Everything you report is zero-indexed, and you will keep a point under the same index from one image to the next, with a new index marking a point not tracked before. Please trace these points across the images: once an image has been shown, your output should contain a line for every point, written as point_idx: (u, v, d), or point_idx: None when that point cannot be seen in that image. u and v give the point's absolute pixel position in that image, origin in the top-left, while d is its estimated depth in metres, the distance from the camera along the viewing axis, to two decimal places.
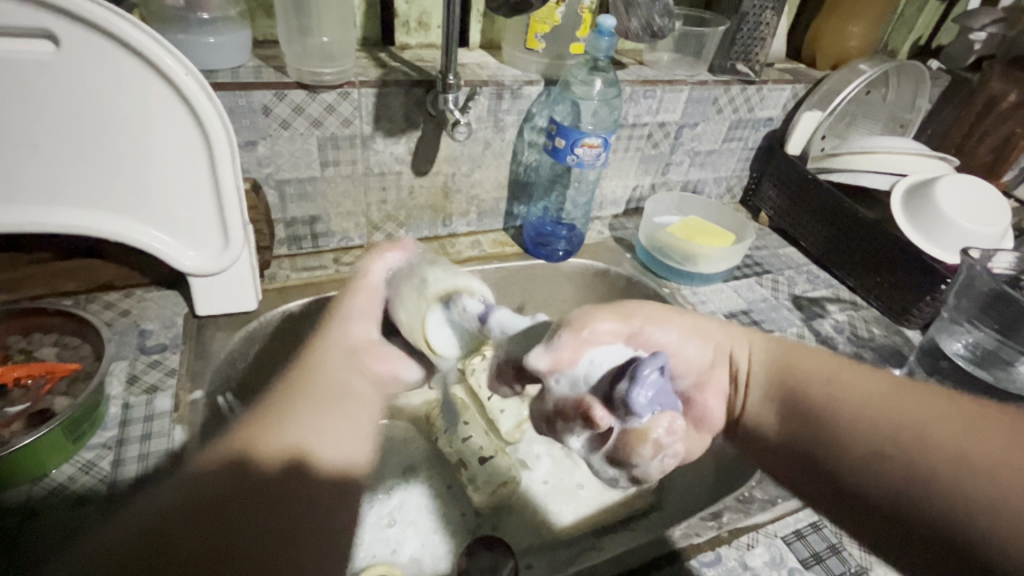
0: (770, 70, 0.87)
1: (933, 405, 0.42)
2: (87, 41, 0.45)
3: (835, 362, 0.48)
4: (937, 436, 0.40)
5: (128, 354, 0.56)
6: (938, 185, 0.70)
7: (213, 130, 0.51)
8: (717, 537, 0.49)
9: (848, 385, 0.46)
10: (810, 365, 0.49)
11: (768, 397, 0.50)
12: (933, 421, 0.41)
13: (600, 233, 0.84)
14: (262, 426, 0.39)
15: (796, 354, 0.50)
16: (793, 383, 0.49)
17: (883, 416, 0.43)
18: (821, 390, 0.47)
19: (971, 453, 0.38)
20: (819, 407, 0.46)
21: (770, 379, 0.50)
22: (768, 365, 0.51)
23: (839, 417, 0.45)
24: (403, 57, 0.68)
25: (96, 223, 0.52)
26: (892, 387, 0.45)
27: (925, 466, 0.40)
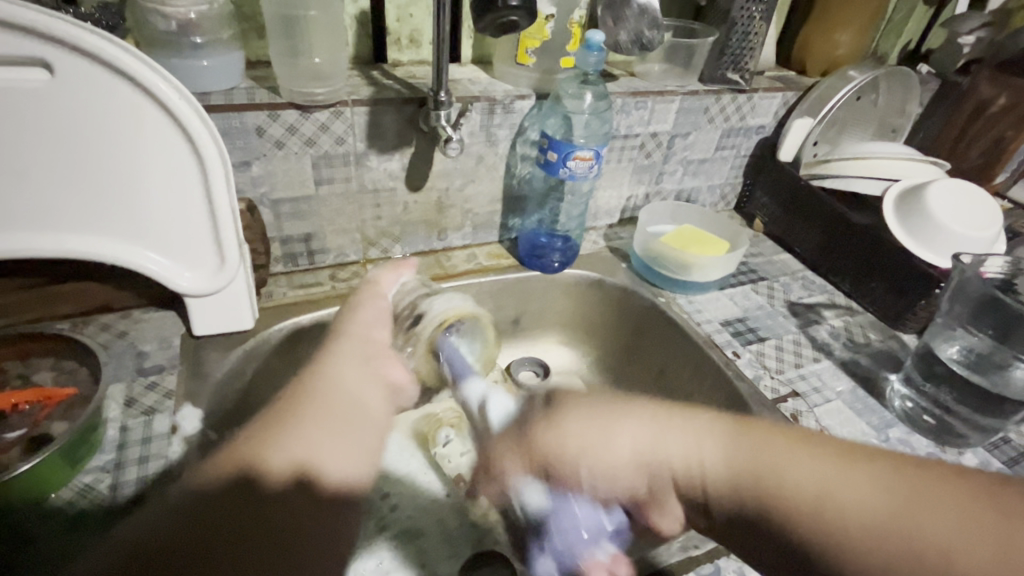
0: (760, 78, 0.87)
1: (922, 497, 0.32)
2: (80, 68, 0.45)
3: (816, 457, 0.36)
4: (951, 547, 0.30)
5: (125, 376, 0.56)
6: (930, 191, 0.71)
7: (207, 152, 0.51)
8: (716, 549, 0.49)
9: (845, 491, 0.34)
10: (777, 466, 0.36)
11: (739, 517, 0.38)
12: (936, 511, 0.31)
13: (595, 243, 0.85)
14: (272, 441, 0.39)
15: (764, 452, 0.37)
16: (761, 490, 0.36)
17: (872, 527, 0.32)
18: (803, 485, 0.35)
19: (955, 550, 0.30)
20: (808, 498, 0.34)
21: (734, 477, 0.37)
22: (727, 471, 0.38)
23: (839, 527, 0.33)
24: (395, 75, 0.69)
25: (90, 246, 0.52)
26: (876, 488, 0.33)
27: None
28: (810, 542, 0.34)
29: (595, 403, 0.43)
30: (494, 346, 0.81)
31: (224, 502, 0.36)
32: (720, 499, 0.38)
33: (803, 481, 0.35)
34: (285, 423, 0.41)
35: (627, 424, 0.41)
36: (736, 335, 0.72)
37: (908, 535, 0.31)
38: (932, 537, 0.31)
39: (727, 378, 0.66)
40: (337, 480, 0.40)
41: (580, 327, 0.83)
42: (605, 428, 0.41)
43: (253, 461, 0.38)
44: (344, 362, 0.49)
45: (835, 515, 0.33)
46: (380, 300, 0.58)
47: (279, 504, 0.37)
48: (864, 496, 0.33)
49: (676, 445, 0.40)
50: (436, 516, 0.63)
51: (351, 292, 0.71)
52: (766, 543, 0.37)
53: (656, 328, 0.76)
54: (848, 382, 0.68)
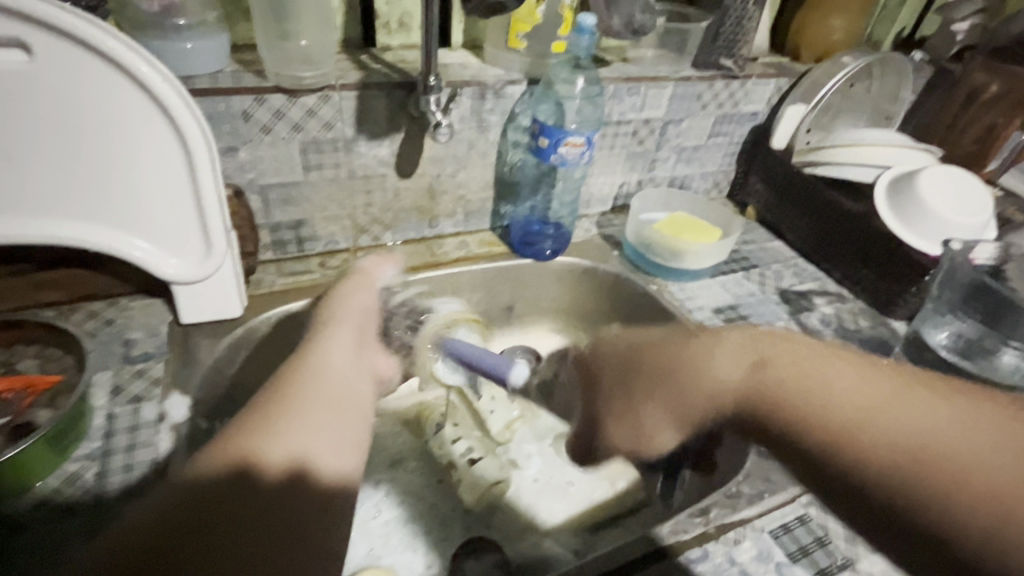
0: (754, 65, 0.87)
1: (937, 410, 0.34)
2: (60, 50, 0.44)
3: (838, 365, 0.37)
4: (959, 452, 0.31)
5: (112, 364, 0.56)
6: (921, 177, 0.71)
7: (192, 137, 0.51)
8: (704, 533, 0.49)
9: (854, 391, 0.35)
10: (783, 368, 0.38)
11: (743, 408, 0.39)
12: (958, 420, 0.33)
13: (587, 231, 0.84)
14: (255, 432, 0.38)
15: (784, 352, 0.39)
16: (773, 385, 0.38)
17: (902, 433, 0.33)
18: (820, 383, 0.36)
19: (978, 467, 0.31)
20: (823, 395, 0.36)
21: (752, 380, 0.39)
22: (742, 369, 0.40)
23: (865, 437, 0.33)
24: (385, 59, 0.68)
25: (73, 231, 0.51)
26: (890, 390, 0.35)
27: (950, 486, 0.30)
28: (810, 438, 0.35)
29: (666, 334, 0.46)
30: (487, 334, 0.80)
31: (193, 498, 0.34)
32: (731, 394, 0.39)
33: (882, 410, 0.34)
34: (274, 411, 0.40)
35: (675, 335, 0.45)
36: (728, 321, 0.72)
37: (949, 454, 0.31)
38: (963, 457, 0.31)
39: None
40: (324, 470, 0.38)
41: (573, 314, 0.83)
42: (633, 413, 0.45)
43: (225, 455, 0.37)
44: (331, 346, 0.49)
45: (869, 422, 0.34)
46: (364, 295, 0.57)
47: (251, 494, 0.35)
48: (898, 408, 0.34)
49: (705, 347, 0.42)
50: (428, 501, 0.63)
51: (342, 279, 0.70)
52: (788, 446, 0.36)
53: (649, 315, 0.76)
54: None
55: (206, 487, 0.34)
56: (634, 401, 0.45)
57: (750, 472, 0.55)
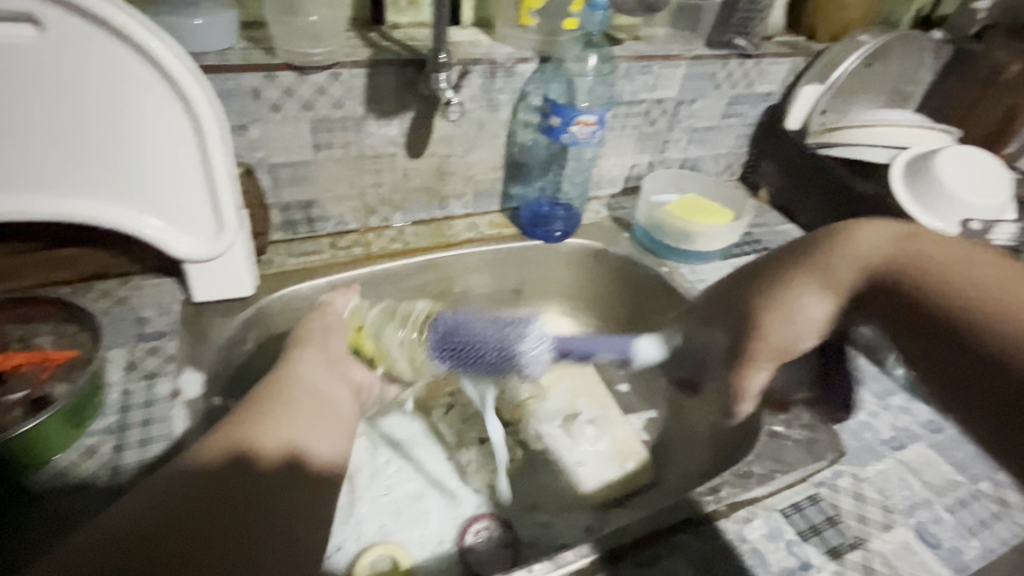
0: (769, 43, 0.85)
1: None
2: (71, 25, 0.44)
3: (970, 257, 0.47)
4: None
5: (126, 341, 0.56)
6: (938, 158, 0.69)
7: (203, 114, 0.50)
8: (715, 511, 0.49)
9: (986, 273, 0.44)
10: (930, 243, 0.49)
11: (872, 280, 0.51)
12: None
13: (597, 213, 0.84)
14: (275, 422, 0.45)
15: (930, 245, 0.49)
16: (934, 283, 0.46)
17: None
18: (953, 266, 0.46)
19: None
20: (972, 284, 0.43)
21: (895, 252, 0.50)
22: (887, 246, 0.51)
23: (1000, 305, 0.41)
24: (394, 36, 0.67)
25: (87, 209, 0.52)
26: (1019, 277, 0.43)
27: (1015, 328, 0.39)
28: (964, 304, 0.43)
29: (885, 229, 0.53)
30: (497, 317, 0.80)
31: (195, 483, 0.40)
32: (865, 278, 0.51)
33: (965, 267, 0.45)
34: (259, 413, 0.47)
35: (866, 231, 0.54)
36: None
37: None
38: None
39: None
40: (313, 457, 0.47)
41: (583, 296, 0.83)
42: (790, 297, 0.53)
43: (215, 449, 0.43)
44: (306, 357, 0.55)
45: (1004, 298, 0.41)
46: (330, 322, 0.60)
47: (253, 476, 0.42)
48: (998, 275, 0.44)
49: (872, 239, 0.53)
50: (438, 479, 0.64)
51: (352, 260, 0.70)
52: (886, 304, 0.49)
53: (659, 297, 0.76)
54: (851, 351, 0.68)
55: (205, 476, 0.41)
56: (800, 286, 0.53)
57: (761, 452, 0.55)
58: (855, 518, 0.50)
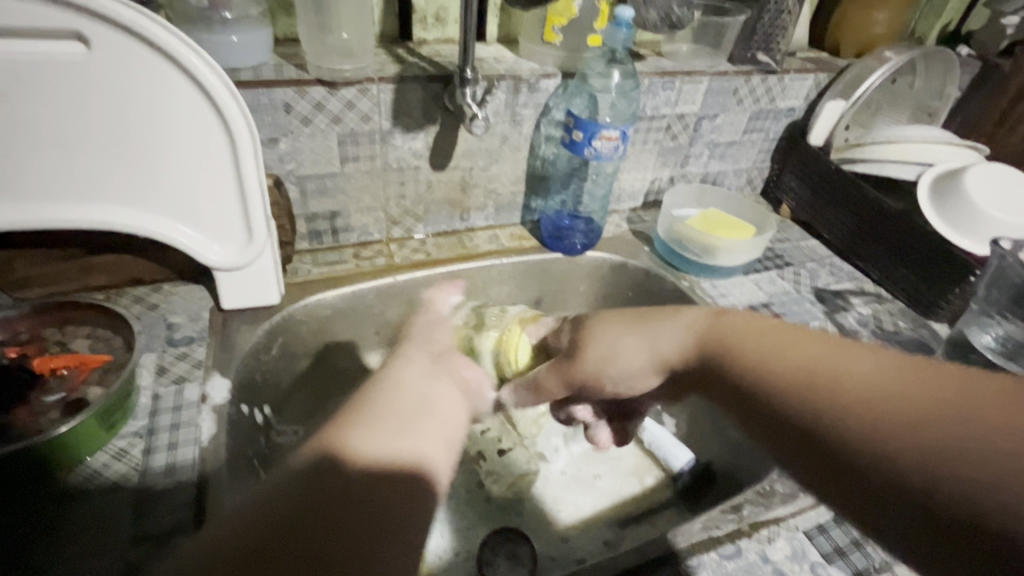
0: (792, 59, 0.85)
1: (889, 366, 0.30)
2: (116, 43, 0.46)
3: (796, 333, 0.36)
4: (878, 388, 0.29)
5: (157, 346, 0.58)
6: (967, 177, 0.68)
7: (237, 128, 0.52)
8: (737, 530, 0.49)
9: (852, 360, 0.31)
10: (731, 323, 0.39)
11: (701, 366, 0.40)
12: (898, 380, 0.29)
13: (618, 226, 0.84)
14: (349, 429, 0.35)
15: (757, 327, 0.38)
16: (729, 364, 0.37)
17: (890, 401, 0.28)
18: (766, 352, 0.35)
19: (968, 425, 0.25)
20: (804, 375, 0.32)
21: (702, 346, 0.40)
22: (698, 339, 0.40)
23: (853, 391, 0.30)
24: (421, 53, 0.68)
25: (124, 219, 0.54)
26: (888, 365, 0.30)
27: (856, 426, 0.29)
28: (798, 401, 0.32)
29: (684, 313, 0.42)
30: None
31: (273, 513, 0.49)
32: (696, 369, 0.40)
33: (823, 361, 0.32)
34: None
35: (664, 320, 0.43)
36: None
37: (899, 398, 0.28)
38: (919, 396, 0.27)
39: None
40: None
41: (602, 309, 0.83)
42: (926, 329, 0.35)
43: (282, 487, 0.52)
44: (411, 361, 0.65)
45: (830, 388, 0.31)
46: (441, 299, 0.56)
47: None
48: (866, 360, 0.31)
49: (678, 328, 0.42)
50: (456, 489, 0.64)
51: (375, 270, 0.72)
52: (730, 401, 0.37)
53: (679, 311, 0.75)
54: None
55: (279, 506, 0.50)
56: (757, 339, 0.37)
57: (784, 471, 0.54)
58: None
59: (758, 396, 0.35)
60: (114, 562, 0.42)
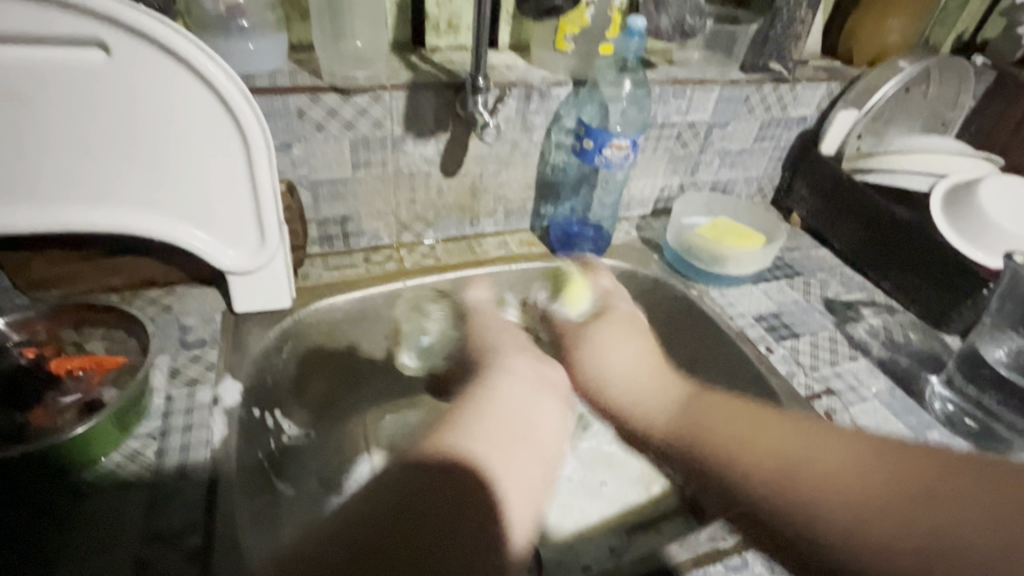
0: (805, 67, 0.85)
1: (830, 443, 0.32)
2: (134, 49, 0.47)
3: (738, 410, 0.37)
4: (829, 472, 0.30)
5: (170, 347, 0.58)
6: (981, 189, 0.68)
7: (251, 134, 0.53)
8: (744, 542, 0.49)
9: (779, 440, 0.34)
10: (706, 412, 0.38)
11: (669, 457, 0.38)
12: (836, 462, 0.31)
13: (627, 233, 0.84)
14: (450, 434, 0.37)
15: (701, 409, 0.39)
16: (691, 445, 0.37)
17: (837, 486, 0.30)
18: (734, 433, 0.35)
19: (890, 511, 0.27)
20: (733, 448, 0.35)
21: (671, 428, 0.39)
22: (667, 423, 0.39)
23: (804, 484, 0.31)
24: (433, 59, 0.69)
25: (140, 222, 0.54)
26: (805, 440, 0.33)
27: (824, 522, 0.29)
28: (754, 498, 0.32)
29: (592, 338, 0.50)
30: None
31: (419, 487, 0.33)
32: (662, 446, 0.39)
33: (803, 455, 0.32)
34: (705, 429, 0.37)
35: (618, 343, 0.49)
36: (770, 330, 0.71)
37: (839, 481, 0.30)
38: (844, 476, 0.30)
39: (760, 373, 0.65)
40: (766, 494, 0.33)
41: None
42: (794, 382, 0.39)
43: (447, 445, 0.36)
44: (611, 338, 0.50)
45: (775, 474, 0.32)
46: (496, 316, 0.57)
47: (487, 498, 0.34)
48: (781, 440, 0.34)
49: (649, 398, 0.42)
50: None
51: (385, 274, 0.72)
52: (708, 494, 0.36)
53: (687, 320, 0.75)
54: (886, 382, 0.66)
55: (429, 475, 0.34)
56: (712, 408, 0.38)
57: None
58: None
59: (733, 482, 0.34)
60: (128, 562, 0.42)
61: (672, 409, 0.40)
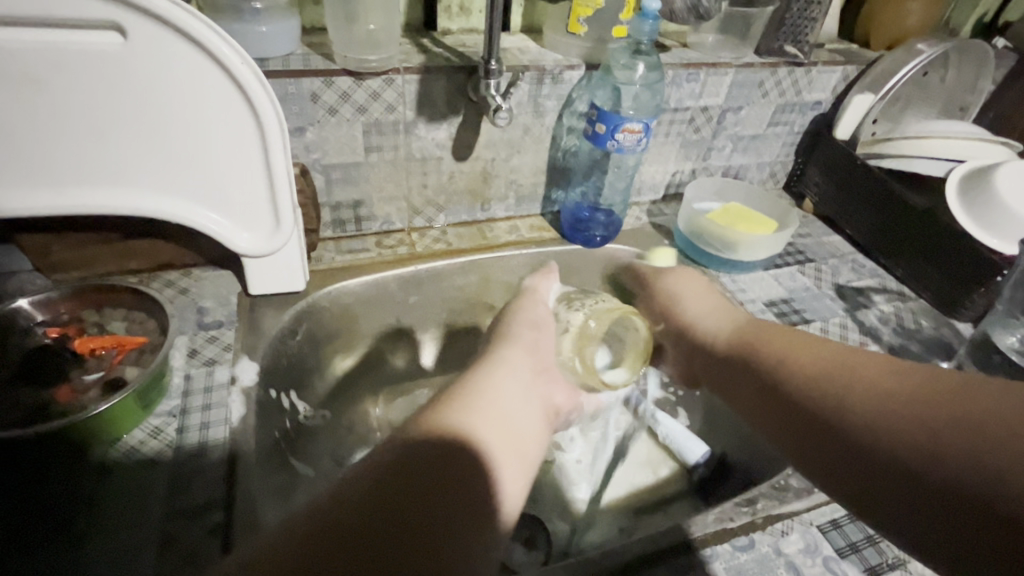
0: (821, 51, 0.84)
1: (876, 368, 0.40)
2: (150, 33, 0.47)
3: (808, 344, 0.46)
4: (881, 390, 0.38)
5: (188, 329, 0.60)
6: (995, 176, 0.67)
7: (266, 117, 0.53)
8: (750, 522, 0.49)
9: (852, 367, 0.41)
10: (769, 345, 0.48)
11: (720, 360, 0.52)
12: (882, 382, 0.38)
13: (638, 219, 0.84)
14: (453, 409, 0.39)
15: (766, 338, 0.49)
16: (743, 356, 0.49)
17: (879, 400, 0.37)
18: (774, 351, 0.47)
19: (925, 421, 0.34)
20: (788, 371, 0.44)
21: (732, 340, 0.51)
22: (727, 338, 0.52)
23: (847, 398, 0.39)
24: (445, 43, 0.69)
25: (157, 205, 0.55)
26: (875, 370, 0.39)
27: (858, 426, 0.37)
28: (768, 381, 0.46)
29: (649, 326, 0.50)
30: None
31: (393, 466, 0.34)
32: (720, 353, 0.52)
33: (840, 369, 0.41)
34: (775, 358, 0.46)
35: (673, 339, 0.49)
36: (780, 315, 0.71)
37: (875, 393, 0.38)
38: (883, 391, 0.37)
39: None
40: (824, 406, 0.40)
41: None
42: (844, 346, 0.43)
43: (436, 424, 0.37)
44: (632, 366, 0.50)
45: (844, 395, 0.39)
46: (540, 306, 0.52)
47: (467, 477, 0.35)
48: (842, 370, 0.41)
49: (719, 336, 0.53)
50: None
51: (397, 258, 0.73)
52: (751, 387, 0.47)
53: None
54: None
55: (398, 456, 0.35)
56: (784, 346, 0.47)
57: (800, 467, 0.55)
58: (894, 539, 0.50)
59: (770, 379, 0.46)
60: (152, 535, 0.44)
61: (726, 329, 0.53)
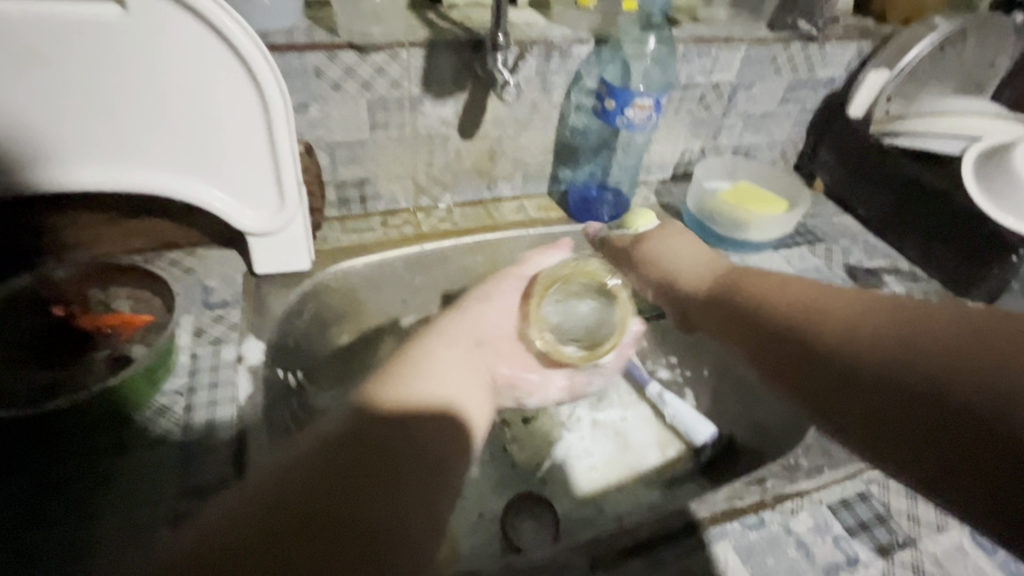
0: (835, 25, 0.82)
1: (851, 297, 0.38)
2: (151, 4, 0.46)
3: (792, 281, 0.45)
4: (856, 313, 0.37)
5: (193, 308, 0.59)
6: (1016, 153, 0.65)
7: (270, 92, 0.52)
8: (760, 501, 0.49)
9: (831, 301, 0.39)
10: (750, 283, 0.48)
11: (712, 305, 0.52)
12: (862, 310, 0.36)
13: (646, 198, 0.83)
14: (394, 383, 0.40)
15: (750, 279, 0.49)
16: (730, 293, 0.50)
17: (859, 320, 0.36)
18: (759, 289, 0.47)
19: (902, 336, 0.33)
20: (768, 304, 0.44)
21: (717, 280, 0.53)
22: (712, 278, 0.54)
23: (830, 322, 0.37)
24: (451, 17, 0.67)
25: (159, 182, 0.54)
26: (856, 298, 0.38)
27: (835, 341, 0.36)
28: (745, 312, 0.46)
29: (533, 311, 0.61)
30: None
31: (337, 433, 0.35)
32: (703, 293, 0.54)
33: (819, 300, 0.40)
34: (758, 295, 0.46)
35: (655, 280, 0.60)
36: None
37: (851, 314, 0.37)
38: (857, 312, 0.36)
39: None
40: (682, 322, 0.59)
41: None
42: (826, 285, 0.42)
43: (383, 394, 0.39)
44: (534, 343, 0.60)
45: (825, 316, 0.38)
46: (509, 281, 0.63)
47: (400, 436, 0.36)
48: (830, 300, 0.39)
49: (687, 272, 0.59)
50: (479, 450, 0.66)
51: (403, 238, 0.72)
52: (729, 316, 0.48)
53: None
54: None
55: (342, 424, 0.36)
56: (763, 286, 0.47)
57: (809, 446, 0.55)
58: (904, 518, 0.49)
59: (754, 309, 0.45)
60: (164, 512, 0.44)
61: (709, 284, 0.55)
